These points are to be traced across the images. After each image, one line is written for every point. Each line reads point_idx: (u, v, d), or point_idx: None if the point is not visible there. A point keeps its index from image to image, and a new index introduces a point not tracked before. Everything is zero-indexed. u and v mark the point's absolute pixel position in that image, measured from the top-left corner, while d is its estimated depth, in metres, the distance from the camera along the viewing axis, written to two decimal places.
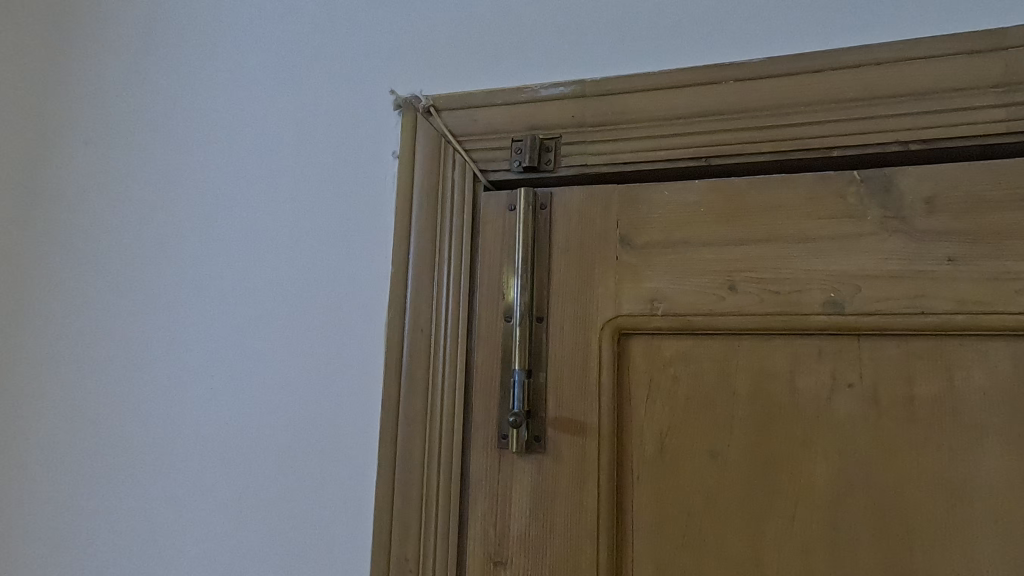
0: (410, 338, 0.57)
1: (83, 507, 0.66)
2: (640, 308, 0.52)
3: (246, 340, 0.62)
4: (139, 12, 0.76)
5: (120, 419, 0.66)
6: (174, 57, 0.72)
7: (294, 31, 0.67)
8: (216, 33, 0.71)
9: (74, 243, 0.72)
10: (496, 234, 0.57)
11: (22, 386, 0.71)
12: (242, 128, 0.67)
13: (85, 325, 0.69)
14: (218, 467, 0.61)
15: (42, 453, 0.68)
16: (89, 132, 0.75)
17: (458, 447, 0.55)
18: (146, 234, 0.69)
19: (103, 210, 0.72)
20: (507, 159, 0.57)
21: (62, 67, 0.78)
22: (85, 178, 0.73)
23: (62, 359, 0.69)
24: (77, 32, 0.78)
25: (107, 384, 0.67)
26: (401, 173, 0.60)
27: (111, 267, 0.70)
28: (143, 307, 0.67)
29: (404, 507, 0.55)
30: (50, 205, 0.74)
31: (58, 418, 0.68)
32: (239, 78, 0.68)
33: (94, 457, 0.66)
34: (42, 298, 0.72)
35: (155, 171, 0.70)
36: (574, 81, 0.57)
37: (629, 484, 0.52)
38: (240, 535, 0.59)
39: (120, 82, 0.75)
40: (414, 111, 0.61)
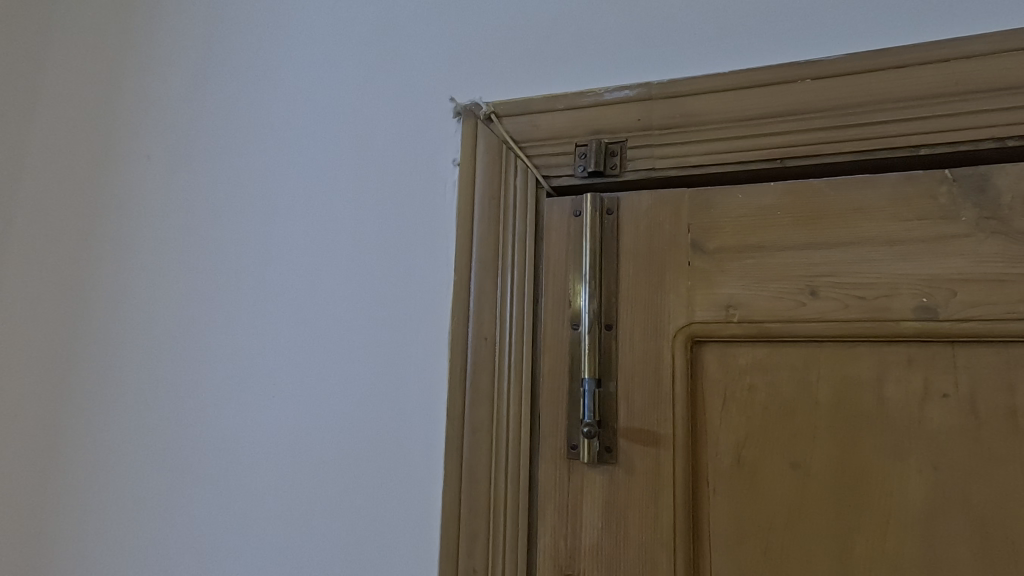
0: (474, 346, 0.56)
1: (152, 514, 0.67)
2: (714, 314, 0.51)
3: (310, 348, 0.63)
4: (197, 28, 0.78)
5: (185, 427, 0.67)
6: (232, 70, 0.74)
7: (352, 40, 0.68)
8: (273, 47, 0.72)
9: (139, 255, 0.74)
10: (561, 241, 0.56)
11: (91, 393, 0.73)
12: (301, 138, 0.68)
13: (151, 334, 0.71)
14: (283, 476, 0.62)
15: (111, 462, 0.70)
16: (150, 147, 0.77)
17: (525, 457, 0.54)
18: (209, 244, 0.70)
19: (167, 222, 0.73)
20: (570, 165, 0.57)
21: (123, 85, 0.80)
22: (148, 192, 0.75)
23: (128, 369, 0.71)
24: (137, 51, 0.81)
25: (173, 393, 0.68)
26: (462, 180, 0.60)
27: (175, 278, 0.71)
28: (207, 315, 0.69)
29: (472, 517, 0.54)
30: (115, 218, 0.76)
31: (126, 425, 0.70)
32: (297, 88, 0.69)
33: (161, 464, 0.67)
34: (109, 309, 0.74)
35: (216, 183, 0.72)
36: (638, 84, 0.56)
37: (705, 497, 0.50)
38: (306, 544, 0.60)
39: (180, 97, 0.77)
40: (474, 118, 0.61)
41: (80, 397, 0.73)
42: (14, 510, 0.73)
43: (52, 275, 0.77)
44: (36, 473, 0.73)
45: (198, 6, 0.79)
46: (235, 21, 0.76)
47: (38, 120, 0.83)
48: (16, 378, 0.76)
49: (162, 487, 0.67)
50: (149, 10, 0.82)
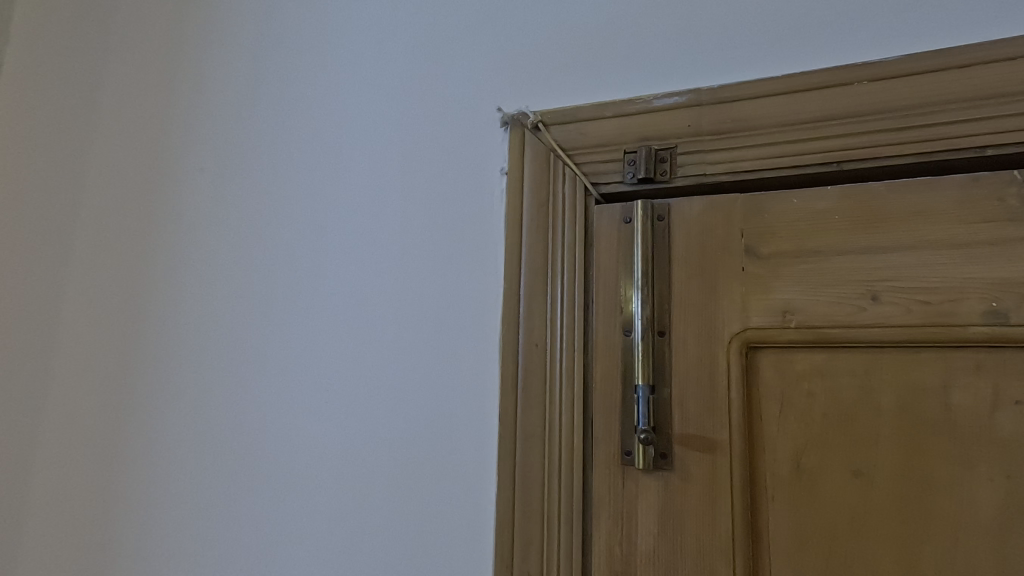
0: (525, 352, 0.57)
1: (207, 517, 0.69)
2: (770, 320, 0.51)
3: (362, 354, 0.64)
4: (246, 44, 0.80)
5: (239, 432, 0.69)
6: (281, 84, 0.76)
7: (399, 51, 0.70)
8: (319, 62, 0.74)
9: (194, 265, 0.76)
10: (611, 247, 0.57)
11: (148, 400, 0.75)
12: (351, 150, 0.70)
13: (206, 343, 0.73)
14: (337, 479, 0.63)
15: (168, 465, 0.72)
16: (203, 160, 0.79)
17: (578, 462, 0.55)
18: (260, 253, 0.72)
19: (218, 233, 0.76)
20: (619, 172, 0.57)
21: (178, 102, 0.83)
22: (201, 204, 0.78)
23: (184, 375, 0.73)
24: (189, 69, 0.84)
25: (227, 399, 0.70)
26: (510, 189, 0.60)
27: (228, 288, 0.73)
28: (260, 323, 0.71)
29: (526, 522, 0.55)
30: (170, 230, 0.79)
31: (182, 431, 0.72)
32: (345, 100, 0.71)
33: (217, 468, 0.69)
34: (166, 318, 0.76)
35: (267, 194, 0.74)
36: (688, 90, 0.56)
37: (763, 504, 0.50)
38: (360, 546, 0.61)
39: (230, 111, 0.79)
40: (521, 127, 0.61)
41: (137, 404, 0.75)
42: (77, 513, 0.75)
43: (111, 286, 0.80)
44: (97, 478, 0.75)
45: (245, 24, 0.81)
46: (282, 38, 0.78)
47: (97, 138, 0.87)
48: (79, 385, 0.79)
49: (217, 491, 0.69)
50: (199, 29, 0.85)
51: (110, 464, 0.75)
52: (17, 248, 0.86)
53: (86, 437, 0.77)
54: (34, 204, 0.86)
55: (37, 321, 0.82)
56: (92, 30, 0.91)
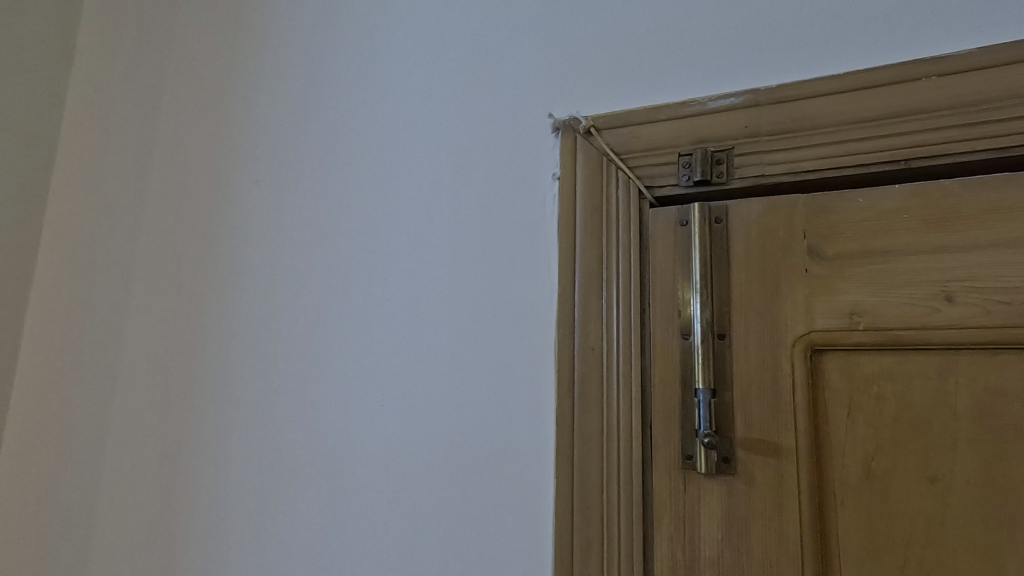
0: (581, 356, 0.57)
1: (266, 517, 0.70)
2: (836, 322, 0.50)
3: (417, 358, 0.65)
4: (298, 59, 0.83)
5: (297, 435, 0.70)
6: (334, 95, 0.78)
7: (449, 60, 0.71)
8: (371, 74, 0.76)
9: (250, 273, 0.79)
10: (667, 250, 0.57)
11: (210, 404, 0.77)
12: (403, 158, 0.71)
13: (263, 349, 0.75)
14: (393, 480, 0.64)
15: (227, 467, 0.74)
16: (258, 172, 0.82)
17: (638, 466, 0.55)
18: (314, 260, 0.74)
19: (273, 240, 0.78)
20: (674, 175, 0.57)
21: (233, 116, 0.86)
22: (256, 213, 0.80)
23: (243, 379, 0.76)
24: (244, 85, 0.87)
25: (284, 402, 0.72)
26: (563, 194, 0.61)
27: (284, 294, 0.75)
28: (315, 328, 0.72)
29: (586, 525, 0.55)
30: (227, 239, 0.82)
31: (242, 434, 0.74)
32: (395, 110, 0.73)
33: (276, 470, 0.71)
34: (225, 324, 0.79)
35: (319, 204, 0.76)
36: (744, 91, 0.56)
37: (832, 511, 0.49)
38: (418, 547, 0.62)
39: (284, 123, 0.82)
40: (573, 133, 0.62)
41: (200, 408, 0.78)
42: (144, 513, 0.78)
43: (174, 294, 0.84)
44: (163, 480, 0.78)
45: (298, 39, 0.84)
46: (334, 52, 0.80)
47: (158, 153, 0.90)
48: (144, 389, 0.82)
49: (277, 492, 0.70)
50: (252, 46, 0.88)
51: (176, 465, 0.78)
52: (87, 259, 0.90)
53: (152, 439, 0.80)
54: (102, 218, 0.91)
55: (105, 328, 0.86)
56: (152, 51, 0.95)
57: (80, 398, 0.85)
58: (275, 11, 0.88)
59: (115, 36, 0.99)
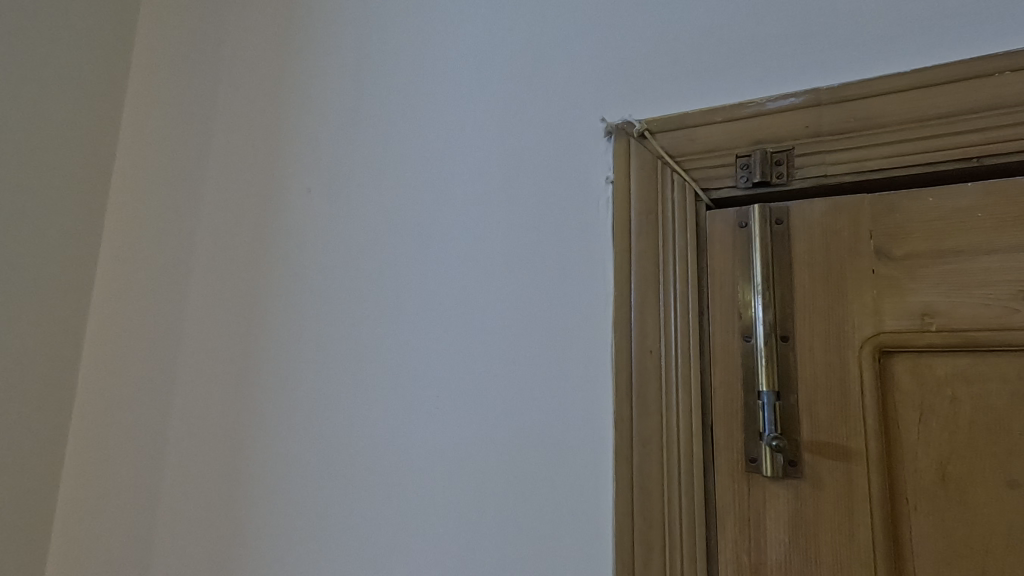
0: (639, 358, 0.58)
1: (321, 519, 0.71)
2: (907, 323, 0.49)
3: (472, 360, 0.66)
4: (347, 63, 0.84)
5: (354, 437, 0.71)
6: (386, 99, 0.79)
7: (500, 65, 0.72)
8: (421, 78, 0.77)
9: (302, 277, 0.79)
10: (726, 252, 0.56)
11: (264, 407, 0.77)
12: (455, 161, 0.72)
13: (316, 350, 0.76)
14: (450, 478, 0.65)
15: (279, 469, 0.74)
16: (309, 178, 0.82)
17: (699, 468, 0.55)
18: (367, 262, 0.75)
19: (323, 243, 0.79)
20: (732, 177, 0.57)
21: (282, 121, 0.87)
22: (306, 217, 0.81)
23: (296, 381, 0.76)
24: (293, 89, 0.87)
25: (336, 403, 0.73)
26: (617, 197, 0.61)
27: (336, 297, 0.76)
28: (367, 330, 0.73)
29: (647, 527, 0.55)
30: (280, 244, 0.82)
31: (295, 436, 0.74)
32: (446, 114, 0.74)
33: (331, 472, 0.71)
34: (276, 327, 0.79)
35: (369, 207, 0.76)
36: (804, 91, 0.55)
37: (905, 515, 0.48)
38: (474, 544, 0.62)
39: (335, 127, 0.82)
40: (627, 136, 0.62)
41: (257, 413, 0.77)
42: (194, 515, 0.78)
43: (229, 297, 0.83)
44: (214, 481, 0.78)
45: (346, 44, 0.85)
46: (383, 60, 0.81)
47: (212, 159, 0.91)
48: (201, 394, 0.82)
49: (335, 494, 0.70)
50: (300, 54, 0.88)
51: (232, 471, 0.77)
52: (142, 265, 0.91)
53: (203, 442, 0.80)
54: (157, 223, 0.91)
55: (163, 333, 0.86)
56: (202, 58, 0.96)
57: (137, 403, 0.85)
58: (323, 19, 0.88)
59: (166, 44, 1.00)
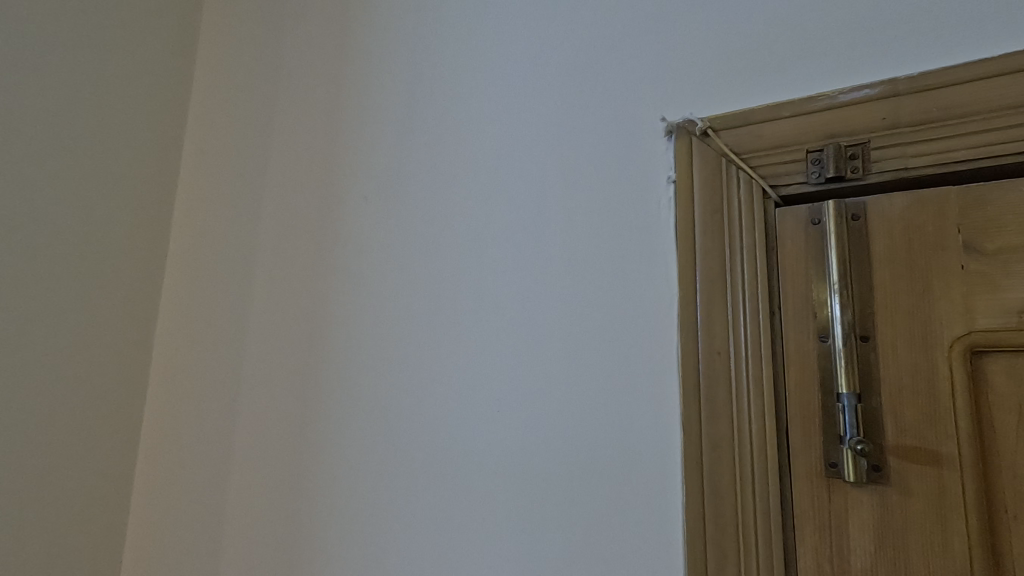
0: (707, 360, 0.57)
1: (380, 521, 0.70)
2: (1001, 321, 0.47)
3: (534, 359, 0.65)
4: (402, 65, 0.84)
5: (414, 439, 0.70)
6: (444, 98, 0.79)
7: (560, 64, 0.72)
8: (480, 78, 0.77)
9: (358, 278, 0.79)
10: (798, 250, 0.55)
11: (324, 412, 0.77)
12: (513, 161, 0.72)
13: (374, 352, 0.75)
14: (512, 481, 0.64)
15: (340, 470, 0.74)
16: (364, 179, 0.82)
17: (774, 472, 0.53)
18: (426, 262, 0.75)
19: (380, 243, 0.79)
20: (802, 173, 0.55)
21: (339, 122, 0.87)
22: (363, 218, 0.81)
23: (356, 383, 0.76)
24: (349, 90, 0.88)
25: (398, 406, 0.72)
26: (680, 196, 0.61)
27: (395, 297, 0.76)
28: (428, 331, 0.72)
29: (720, 533, 0.54)
30: (337, 253, 0.82)
31: (355, 437, 0.74)
32: (506, 112, 0.74)
33: (394, 473, 0.71)
34: (334, 330, 0.79)
35: (427, 207, 0.76)
36: (881, 82, 0.53)
37: (1005, 523, 0.45)
38: (539, 547, 0.61)
39: (392, 128, 0.82)
40: (689, 135, 0.61)
41: (318, 416, 0.78)
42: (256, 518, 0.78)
43: (288, 303, 0.83)
44: (272, 483, 0.78)
45: (402, 45, 0.85)
46: (436, 67, 0.81)
47: (270, 167, 0.91)
48: (264, 401, 0.81)
49: (396, 496, 0.70)
50: (354, 62, 0.88)
51: (293, 475, 0.77)
52: (205, 273, 0.92)
53: (263, 444, 0.80)
54: (217, 231, 0.93)
55: (225, 341, 0.87)
56: (259, 70, 0.97)
57: (201, 410, 0.86)
58: (377, 26, 0.88)
59: (224, 58, 1.02)
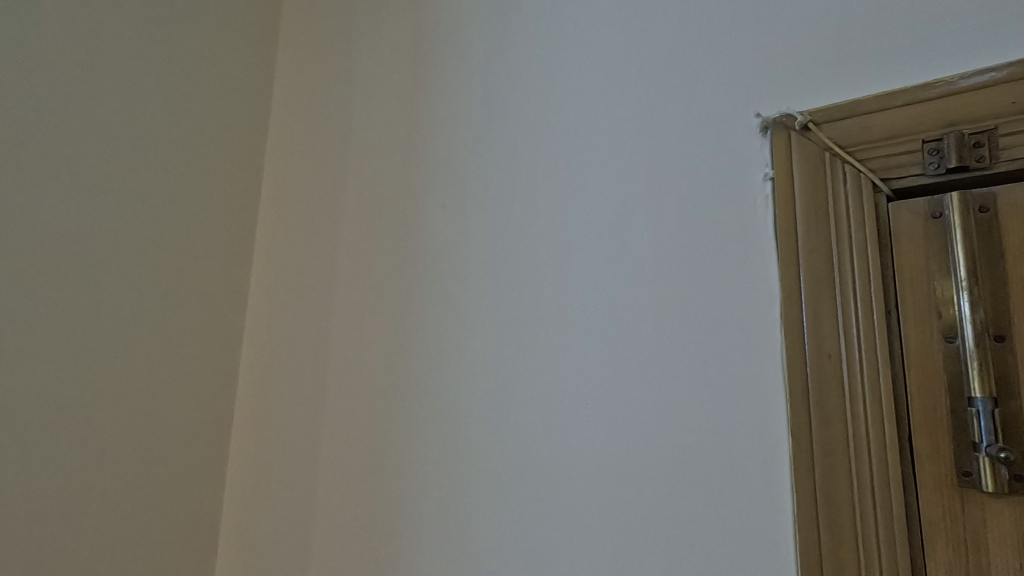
0: (816, 362, 0.55)
1: (471, 526, 0.69)
2: None
3: (627, 362, 0.64)
4: (483, 60, 0.83)
5: (502, 439, 0.69)
6: (529, 91, 0.78)
7: (648, 57, 0.70)
8: (564, 71, 0.76)
9: (442, 281, 0.78)
10: (916, 246, 0.52)
11: (410, 414, 0.76)
12: (599, 159, 0.71)
13: (460, 351, 0.74)
14: (604, 485, 0.63)
15: (432, 475, 0.72)
16: (444, 178, 0.81)
17: (898, 480, 0.50)
18: (512, 260, 0.73)
19: (470, 241, 0.77)
20: (918, 164, 0.53)
21: (418, 118, 0.86)
22: (449, 216, 0.79)
23: (442, 385, 0.74)
24: (427, 86, 0.87)
25: (489, 407, 0.71)
26: (779, 194, 0.59)
27: (482, 295, 0.74)
28: (522, 328, 0.71)
29: (835, 543, 0.52)
30: (420, 253, 0.80)
31: (441, 438, 0.73)
32: (591, 107, 0.73)
33: (482, 475, 0.69)
34: (423, 331, 0.78)
35: (514, 206, 0.75)
36: (1009, 64, 0.51)
37: None
38: (638, 552, 0.60)
39: (475, 123, 0.81)
40: (787, 129, 0.60)
41: (401, 419, 0.77)
42: (345, 522, 0.77)
43: (372, 305, 0.83)
44: (363, 487, 0.77)
45: (481, 40, 0.84)
46: (518, 64, 0.80)
47: (350, 165, 0.90)
48: (352, 403, 0.81)
49: (486, 499, 0.69)
50: (436, 67, 0.87)
51: (379, 478, 0.76)
52: (283, 282, 0.92)
53: (353, 447, 0.79)
54: (298, 242, 0.92)
55: (308, 350, 0.87)
56: (331, 80, 0.97)
57: (289, 413, 0.86)
58: (456, 23, 0.87)
59: (303, 58, 1.01)
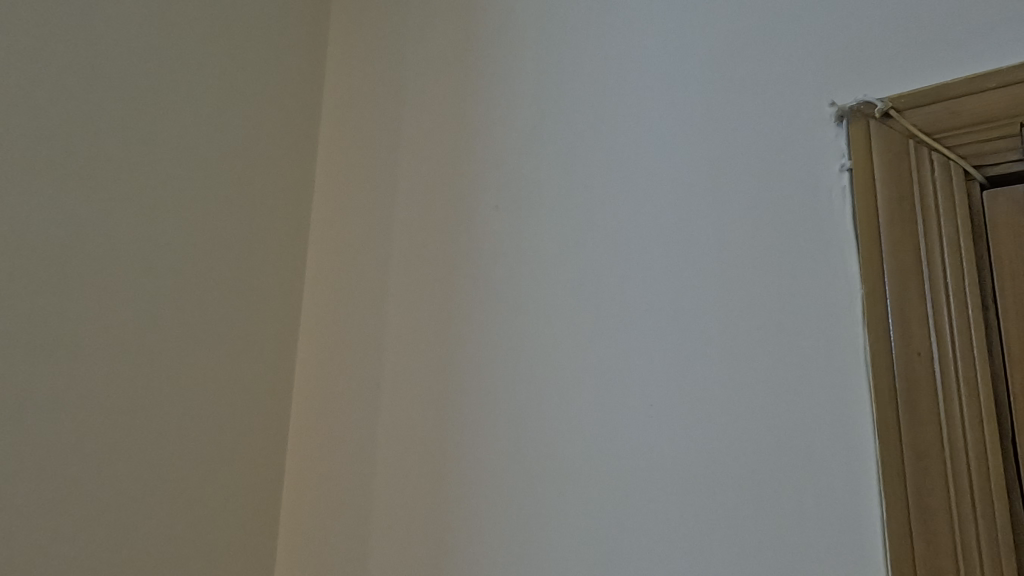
0: (904, 360, 0.52)
1: (533, 528, 0.67)
2: None
3: (696, 362, 0.62)
4: (540, 52, 0.81)
5: (563, 438, 0.68)
6: (587, 83, 0.76)
7: (714, 46, 0.68)
8: (628, 61, 0.74)
9: (501, 279, 0.76)
10: (1014, 236, 0.50)
11: (467, 413, 0.74)
12: (663, 151, 0.69)
13: (518, 350, 0.73)
14: (675, 486, 0.61)
15: (492, 476, 0.71)
16: (500, 173, 0.80)
17: (1001, 485, 0.47)
18: (572, 256, 0.72)
19: (527, 237, 0.76)
20: (1016, 149, 0.51)
21: (473, 111, 0.84)
22: (507, 213, 0.78)
23: (501, 384, 0.73)
24: (483, 79, 0.84)
25: (551, 406, 0.69)
26: (859, 185, 0.56)
27: (543, 293, 0.73)
28: (585, 325, 0.69)
29: (932, 552, 0.49)
30: (476, 251, 0.79)
31: (501, 438, 0.71)
32: (654, 98, 0.71)
33: (545, 476, 0.68)
34: (482, 329, 0.76)
35: (573, 203, 0.73)
36: None
37: None
38: (712, 554, 0.58)
39: (534, 116, 0.79)
40: (866, 117, 0.57)
41: (459, 420, 0.75)
42: (404, 525, 0.75)
43: (426, 304, 0.81)
44: (421, 489, 0.75)
45: (538, 30, 0.82)
46: (577, 56, 0.78)
47: (404, 160, 0.88)
48: (409, 402, 0.79)
49: (550, 500, 0.67)
50: (492, 59, 0.84)
51: (438, 479, 0.74)
52: (333, 282, 0.90)
53: (411, 448, 0.77)
54: (352, 240, 0.90)
55: (359, 349, 0.85)
56: (381, 74, 0.94)
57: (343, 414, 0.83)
58: (512, 13, 0.85)
59: (351, 51, 0.99)
